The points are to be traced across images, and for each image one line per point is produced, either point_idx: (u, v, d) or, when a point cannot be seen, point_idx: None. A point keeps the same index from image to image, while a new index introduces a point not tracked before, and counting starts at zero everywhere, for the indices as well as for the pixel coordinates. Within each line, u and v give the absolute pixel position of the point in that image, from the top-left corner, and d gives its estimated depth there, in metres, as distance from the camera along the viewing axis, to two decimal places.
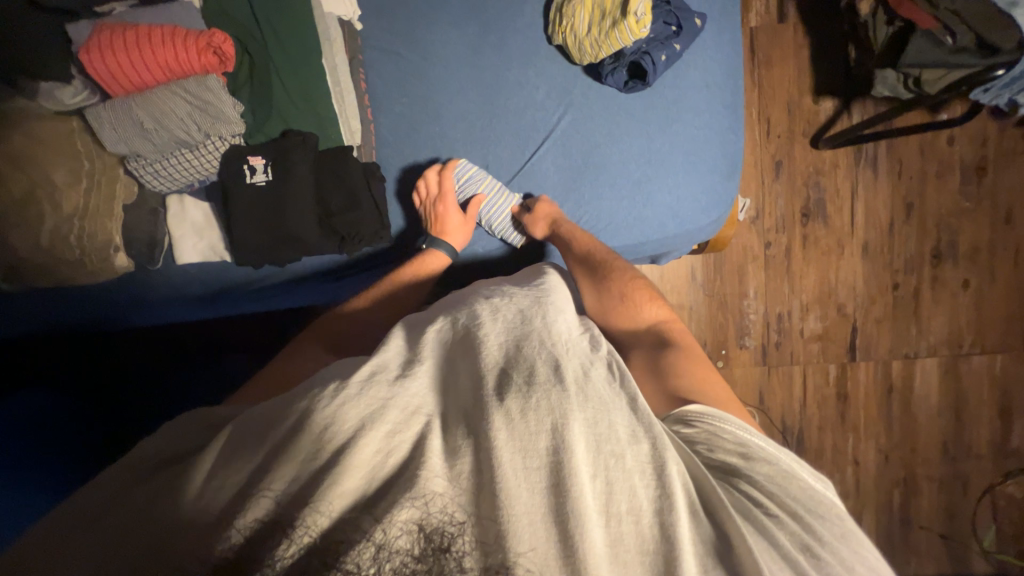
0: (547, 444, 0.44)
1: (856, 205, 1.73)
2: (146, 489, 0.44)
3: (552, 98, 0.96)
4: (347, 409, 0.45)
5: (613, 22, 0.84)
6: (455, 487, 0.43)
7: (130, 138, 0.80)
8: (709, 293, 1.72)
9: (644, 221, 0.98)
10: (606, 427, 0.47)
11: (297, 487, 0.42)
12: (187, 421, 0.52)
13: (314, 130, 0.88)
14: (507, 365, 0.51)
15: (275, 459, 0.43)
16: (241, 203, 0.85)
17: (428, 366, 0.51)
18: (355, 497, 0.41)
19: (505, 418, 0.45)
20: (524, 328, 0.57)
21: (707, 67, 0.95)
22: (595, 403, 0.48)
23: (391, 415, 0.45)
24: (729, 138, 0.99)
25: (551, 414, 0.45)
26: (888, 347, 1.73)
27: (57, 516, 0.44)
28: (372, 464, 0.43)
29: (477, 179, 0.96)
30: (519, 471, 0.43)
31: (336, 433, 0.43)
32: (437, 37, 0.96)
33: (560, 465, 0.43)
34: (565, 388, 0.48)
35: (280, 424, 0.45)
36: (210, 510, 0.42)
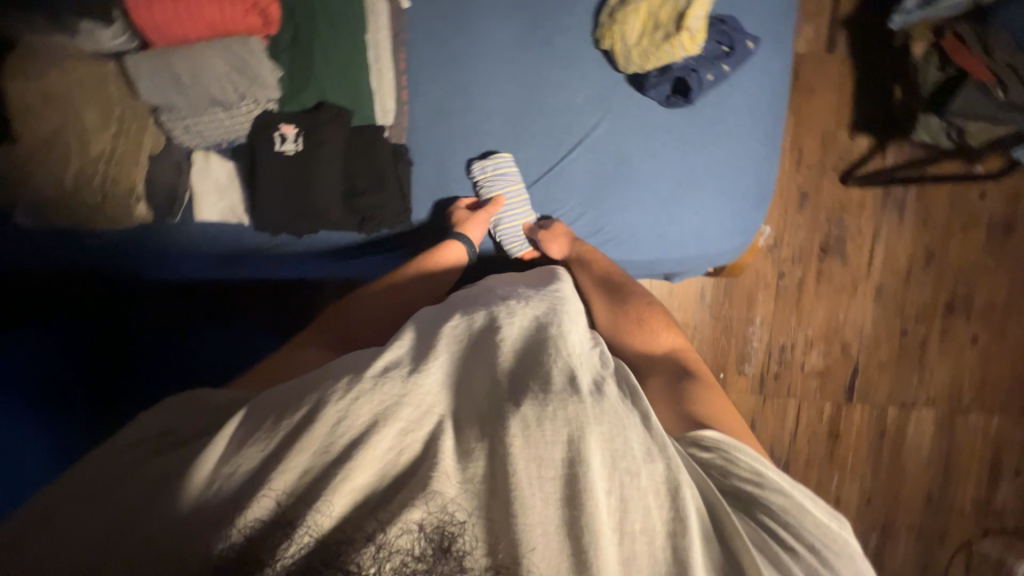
0: (564, 454, 0.44)
1: (876, 246, 1.71)
2: (151, 474, 0.45)
3: (591, 103, 0.94)
4: (361, 404, 0.45)
5: (665, 35, 0.85)
6: (467, 490, 0.43)
7: (168, 91, 0.80)
8: (716, 315, 1.71)
9: (666, 239, 0.97)
10: (622, 443, 0.47)
11: (309, 479, 0.42)
12: (195, 398, 0.54)
13: (349, 105, 0.87)
14: (524, 373, 0.51)
15: (285, 450, 0.43)
16: (268, 170, 0.84)
17: (442, 362, 0.51)
18: (362, 494, 0.42)
19: (522, 425, 0.46)
20: (539, 334, 0.57)
21: (753, 92, 0.93)
22: (611, 417, 0.48)
23: (404, 413, 0.45)
24: (765, 167, 0.97)
25: (568, 425, 0.46)
26: (887, 393, 1.72)
27: (69, 482, 0.45)
28: (383, 462, 0.43)
29: (507, 180, 0.94)
30: (534, 479, 0.43)
31: (348, 427, 0.44)
32: (483, 25, 0.94)
33: (575, 477, 0.43)
34: (581, 398, 0.48)
35: (291, 413, 0.45)
36: (217, 498, 0.42)
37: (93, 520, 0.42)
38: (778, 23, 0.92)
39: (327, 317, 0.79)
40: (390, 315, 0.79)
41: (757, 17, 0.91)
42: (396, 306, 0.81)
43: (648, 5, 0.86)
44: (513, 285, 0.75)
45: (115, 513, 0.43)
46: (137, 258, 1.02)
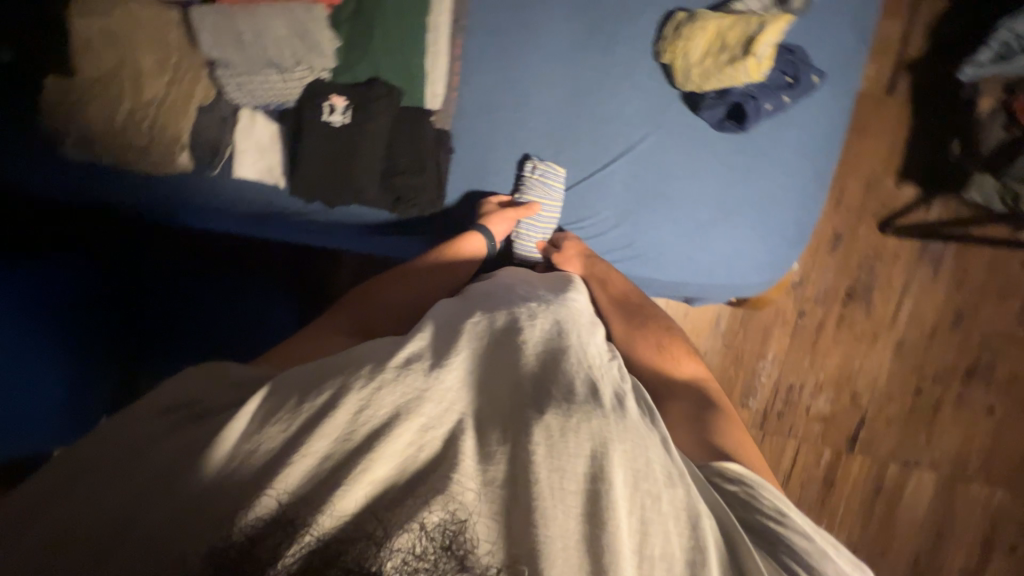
0: (587, 468, 0.45)
1: (904, 300, 1.66)
2: (176, 446, 0.46)
3: (640, 116, 0.93)
4: (383, 394, 0.46)
5: (729, 59, 0.83)
6: (487, 494, 0.44)
7: (227, 45, 0.80)
8: (728, 344, 1.69)
9: (695, 264, 0.95)
10: (643, 462, 0.47)
11: (329, 465, 0.43)
12: (209, 372, 0.54)
13: (400, 85, 0.87)
14: (547, 380, 0.52)
15: (306, 433, 0.44)
16: (313, 139, 0.85)
17: (464, 360, 0.52)
18: (380, 487, 0.43)
19: (545, 433, 0.46)
20: (561, 341, 0.58)
21: (809, 127, 0.91)
22: (633, 435, 0.49)
23: (427, 408, 0.46)
24: (809, 205, 0.94)
25: (591, 439, 0.47)
26: (890, 449, 1.69)
27: (87, 448, 0.46)
28: (404, 456, 0.44)
29: (544, 189, 0.93)
30: (556, 489, 0.44)
31: (370, 417, 0.45)
32: (543, 22, 0.93)
33: (598, 492, 0.44)
34: (604, 413, 0.49)
35: (313, 396, 0.46)
36: (237, 474, 0.43)
37: (110, 491, 0.43)
38: (847, 60, 0.89)
39: (348, 299, 0.76)
40: (409, 301, 0.77)
41: (825, 51, 0.89)
42: (417, 292, 0.79)
43: (716, 25, 0.84)
44: (532, 287, 0.76)
45: (132, 484, 0.43)
46: (172, 205, 1.04)
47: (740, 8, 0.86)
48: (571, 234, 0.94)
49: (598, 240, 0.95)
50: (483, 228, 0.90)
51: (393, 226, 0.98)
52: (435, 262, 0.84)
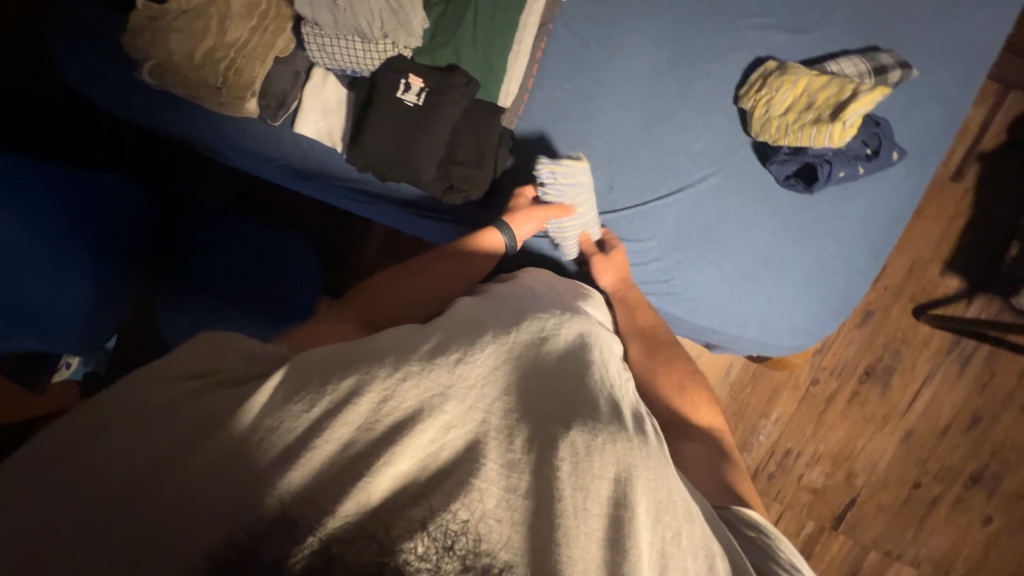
0: (610, 490, 0.46)
1: (923, 391, 1.62)
2: (194, 412, 0.44)
3: (707, 156, 0.91)
4: (409, 387, 0.46)
5: (814, 119, 0.81)
6: (508, 504, 0.43)
7: (319, 8, 0.80)
8: (734, 394, 1.67)
9: (729, 313, 0.94)
10: (665, 494, 0.48)
11: (353, 451, 0.42)
12: (216, 340, 0.52)
13: (477, 77, 0.86)
14: (571, 396, 0.52)
15: (330, 417, 0.43)
16: (383, 114, 0.85)
17: (489, 361, 0.51)
18: (401, 481, 0.43)
19: (571, 451, 0.46)
20: (583, 357, 0.57)
21: (875, 201, 0.88)
22: (656, 465, 0.50)
23: (452, 408, 0.46)
24: (859, 277, 0.92)
25: (616, 464, 0.47)
26: (874, 536, 1.65)
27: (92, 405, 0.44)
28: (425, 454, 0.44)
29: (572, 188, 0.88)
30: (579, 509, 0.44)
31: (395, 407, 0.45)
32: (631, 43, 0.92)
33: (621, 518, 0.44)
34: (629, 438, 0.50)
35: (338, 378, 0.46)
36: (258, 451, 0.42)
37: (119, 457, 0.41)
38: (929, 142, 0.87)
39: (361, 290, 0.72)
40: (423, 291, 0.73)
41: (908, 129, 0.86)
42: (432, 282, 0.74)
43: (808, 81, 0.82)
44: (556, 293, 0.75)
45: (139, 449, 0.41)
46: (229, 145, 1.04)
47: (833, 70, 0.84)
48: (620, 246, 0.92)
49: (638, 269, 0.93)
50: (501, 224, 0.85)
51: (438, 211, 0.98)
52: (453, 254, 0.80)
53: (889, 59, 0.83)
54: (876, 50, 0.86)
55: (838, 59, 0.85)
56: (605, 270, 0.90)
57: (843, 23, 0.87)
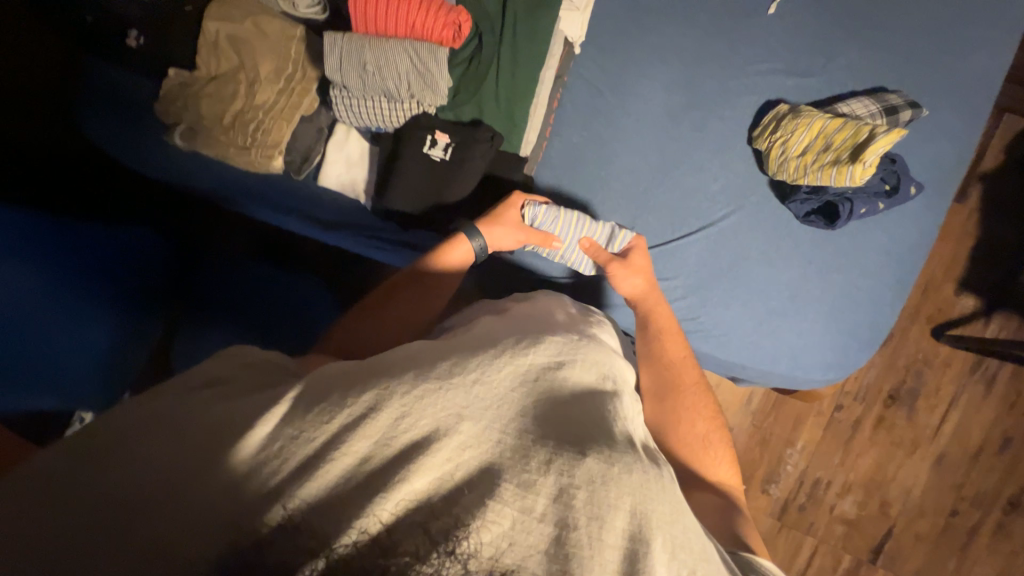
0: (627, 524, 0.43)
1: (950, 413, 1.59)
2: (201, 423, 0.43)
3: (725, 195, 0.94)
4: (427, 403, 0.44)
5: (834, 160, 0.83)
6: (524, 526, 0.41)
7: (349, 73, 0.83)
8: (756, 424, 1.63)
9: (759, 349, 0.93)
10: (680, 531, 0.47)
11: (369, 466, 0.41)
12: (232, 355, 0.52)
13: (501, 130, 0.89)
14: (587, 421, 0.49)
15: (349, 431, 0.42)
16: (410, 163, 0.89)
17: (507, 377, 0.49)
18: (416, 501, 0.40)
19: (587, 478, 0.44)
20: (599, 384, 0.55)
21: (896, 233, 0.90)
22: (671, 501, 0.48)
23: (469, 427, 0.44)
24: (886, 310, 0.92)
25: (634, 496, 0.45)
26: (915, 568, 1.59)
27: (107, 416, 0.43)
28: (441, 473, 0.42)
29: (550, 221, 0.89)
30: (595, 540, 0.41)
31: (412, 424, 0.43)
32: (643, 90, 0.96)
33: (638, 553, 0.42)
34: (646, 469, 0.48)
35: (358, 393, 0.44)
36: (267, 472, 0.40)
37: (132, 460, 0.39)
38: (941, 175, 0.89)
39: (355, 315, 0.70)
40: (415, 321, 0.71)
41: (921, 164, 0.89)
42: (422, 311, 0.73)
43: (823, 123, 0.84)
44: (568, 316, 0.74)
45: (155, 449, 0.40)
46: (251, 193, 1.04)
47: (845, 111, 0.87)
48: (636, 249, 0.88)
49: None
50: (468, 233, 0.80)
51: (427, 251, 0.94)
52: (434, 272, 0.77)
53: (898, 99, 0.86)
54: (884, 91, 0.89)
55: (848, 100, 0.88)
56: (626, 276, 0.87)
57: (848, 66, 0.91)
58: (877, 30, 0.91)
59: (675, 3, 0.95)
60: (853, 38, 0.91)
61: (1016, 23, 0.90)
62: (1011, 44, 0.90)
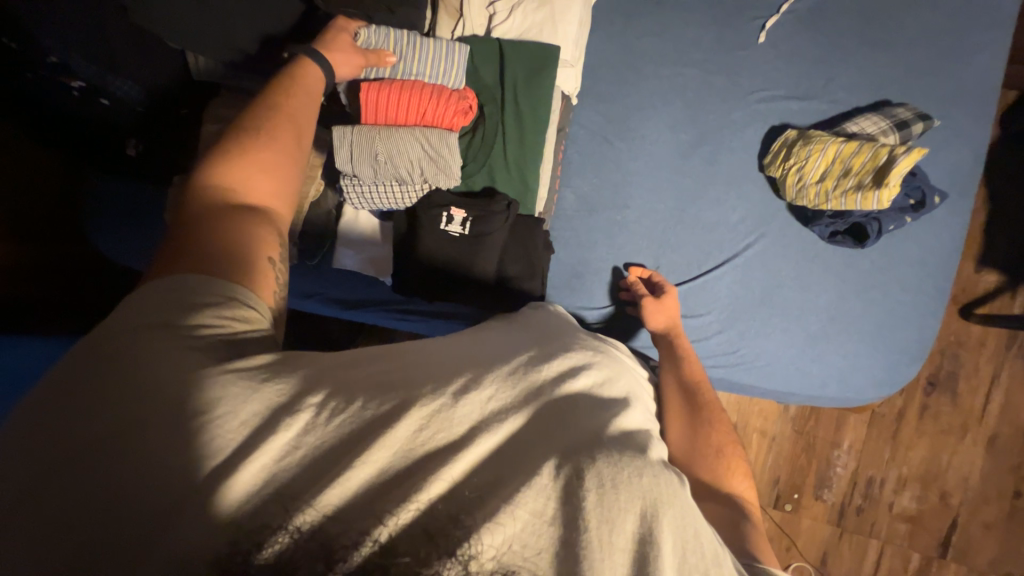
0: (635, 527, 0.43)
1: (994, 392, 1.55)
2: (156, 395, 0.42)
3: (746, 224, 0.93)
4: (443, 419, 0.44)
5: (856, 185, 0.82)
6: (535, 529, 0.41)
7: (359, 163, 0.82)
8: (798, 430, 1.58)
9: (806, 374, 0.91)
10: (692, 534, 0.45)
11: (384, 477, 0.41)
12: (164, 282, 0.50)
13: (515, 197, 0.88)
14: (595, 428, 0.50)
15: (367, 441, 0.42)
16: (428, 242, 0.88)
17: (519, 388, 0.50)
18: (426, 504, 0.40)
19: (597, 481, 0.44)
20: (613, 398, 0.57)
21: (923, 241, 0.89)
22: (686, 508, 0.46)
23: (489, 439, 0.45)
24: (927, 320, 0.90)
25: (643, 500, 0.44)
26: (987, 557, 1.53)
27: (68, 367, 0.44)
28: (453, 481, 0.42)
29: (383, 39, 0.80)
30: (605, 543, 0.41)
31: (429, 437, 0.43)
32: (647, 130, 0.96)
33: (647, 558, 0.41)
34: (657, 477, 0.47)
35: (377, 402, 0.45)
36: (278, 476, 0.40)
37: (150, 435, 0.40)
38: (959, 178, 0.89)
39: (226, 140, 0.61)
40: (297, 157, 0.65)
41: (935, 170, 0.89)
42: (303, 119, 0.67)
43: (837, 147, 0.84)
44: (577, 325, 0.74)
45: (173, 426, 0.41)
46: None
47: (855, 130, 0.87)
48: (670, 290, 0.89)
49: (703, 343, 0.92)
50: (313, 53, 0.71)
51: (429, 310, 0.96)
52: (293, 96, 0.67)
53: (907, 113, 0.86)
54: (889, 105, 0.90)
55: (856, 119, 0.88)
56: (657, 312, 0.87)
57: (848, 84, 0.92)
58: (869, 47, 0.92)
59: (665, 43, 0.96)
60: (846, 57, 0.92)
61: (1008, 21, 0.91)
62: (1005, 41, 0.90)
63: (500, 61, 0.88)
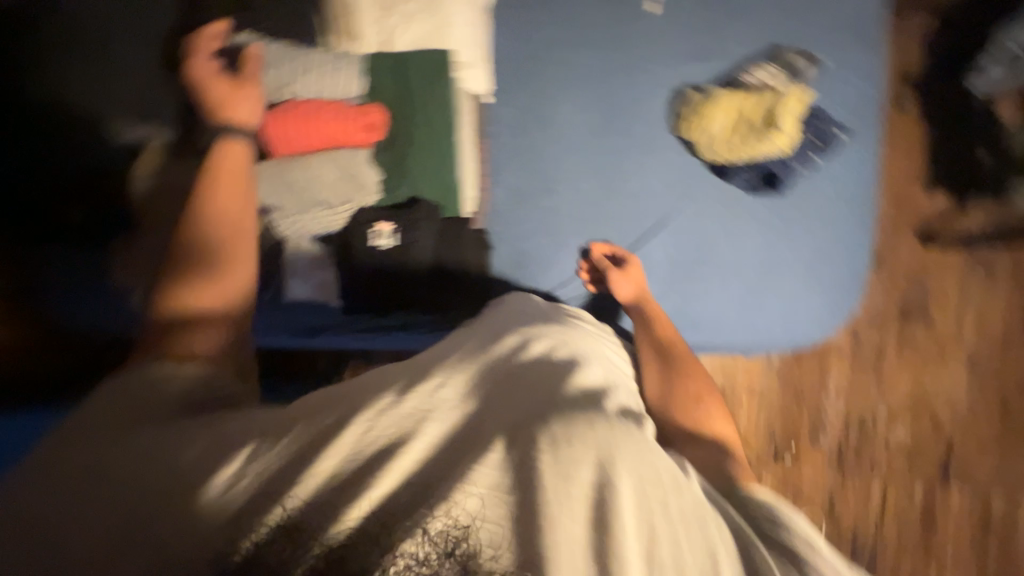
0: (592, 476, 0.45)
1: (967, 309, 1.45)
2: (142, 450, 0.51)
3: (668, 189, 0.95)
4: (388, 417, 0.49)
5: (753, 133, 0.88)
6: (491, 497, 0.45)
7: (282, 195, 0.89)
8: (786, 382, 1.50)
9: (751, 324, 0.94)
10: (649, 468, 0.48)
11: (342, 478, 0.46)
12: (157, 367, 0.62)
13: (439, 200, 0.92)
14: (546, 392, 0.52)
15: (317, 451, 0.47)
16: (364, 259, 0.93)
17: (463, 376, 0.54)
18: (384, 495, 0.45)
19: (549, 441, 0.47)
20: (568, 359, 0.59)
21: (841, 177, 0.92)
22: (639, 444, 0.49)
23: (433, 429, 0.49)
24: (857, 252, 0.93)
25: (597, 447, 0.47)
26: (988, 472, 1.47)
27: (70, 445, 0.54)
28: (407, 472, 0.46)
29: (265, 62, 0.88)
30: (560, 494, 0.44)
31: (376, 435, 0.48)
32: (559, 110, 0.97)
33: (603, 499, 0.44)
34: (610, 423, 0.49)
35: (329, 416, 0.50)
36: (243, 492, 0.46)
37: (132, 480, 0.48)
38: (861, 111, 0.92)
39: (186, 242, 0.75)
40: (242, 237, 0.79)
41: (834, 108, 0.92)
42: (237, 201, 0.79)
43: (731, 101, 0.89)
44: (542, 306, 0.76)
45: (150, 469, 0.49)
46: None
47: (751, 80, 0.91)
48: (633, 257, 0.92)
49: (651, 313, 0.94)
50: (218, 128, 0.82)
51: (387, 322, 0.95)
52: (217, 183, 0.80)
53: (794, 56, 0.91)
54: (779, 49, 0.93)
55: (751, 69, 0.92)
56: (622, 283, 0.90)
57: (743, 38, 0.94)
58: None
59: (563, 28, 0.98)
60: (737, 13, 0.94)
61: None
62: None
63: (400, 74, 0.90)
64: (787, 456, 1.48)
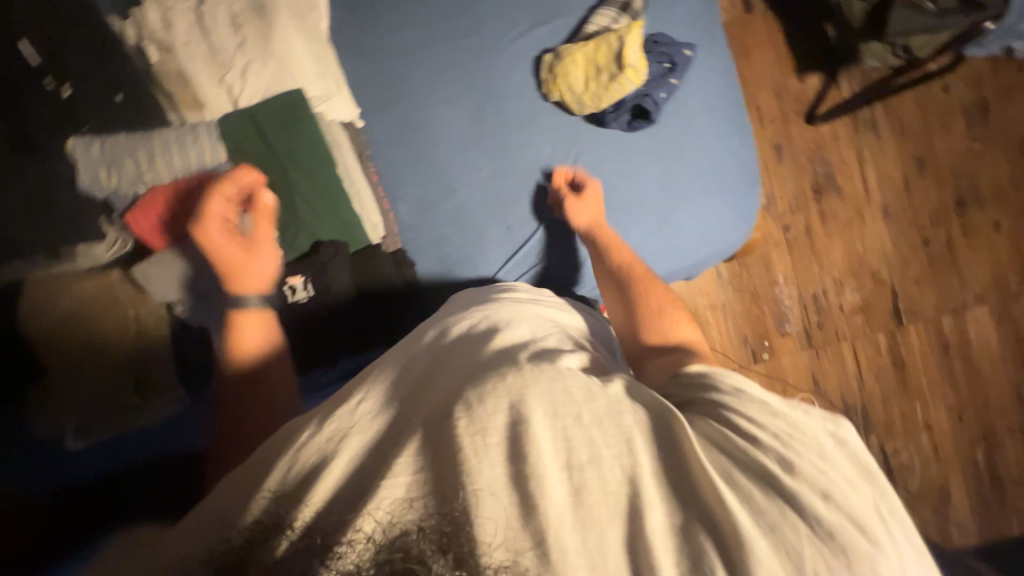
0: (505, 417, 0.48)
1: (866, 170, 1.56)
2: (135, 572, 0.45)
3: (558, 151, 0.97)
4: (310, 445, 0.48)
5: (610, 76, 0.90)
6: (416, 474, 0.46)
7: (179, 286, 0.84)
8: (739, 287, 1.56)
9: (673, 249, 0.98)
10: (561, 391, 0.50)
11: (272, 513, 0.44)
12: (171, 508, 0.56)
13: (344, 237, 0.91)
14: (462, 367, 0.55)
15: (248, 496, 0.46)
16: (289, 320, 0.89)
17: (381, 381, 0.55)
18: (317, 512, 0.44)
19: (463, 405, 0.48)
20: (486, 334, 0.62)
21: (704, 91, 0.98)
22: (549, 374, 0.52)
23: (356, 440, 0.48)
24: (741, 153, 1.00)
25: (507, 392, 0.49)
26: (933, 303, 1.55)
27: None
28: (335, 485, 0.45)
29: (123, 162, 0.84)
30: (478, 447, 0.46)
31: (301, 462, 0.47)
32: (433, 112, 0.98)
33: (517, 433, 0.46)
34: (519, 369, 0.52)
35: (258, 460, 0.50)
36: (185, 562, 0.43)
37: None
38: (700, 27, 0.99)
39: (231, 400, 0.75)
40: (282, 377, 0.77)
41: (676, 32, 0.98)
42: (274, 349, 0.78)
43: (584, 53, 0.92)
44: (471, 297, 0.78)
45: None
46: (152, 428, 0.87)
47: (594, 29, 0.95)
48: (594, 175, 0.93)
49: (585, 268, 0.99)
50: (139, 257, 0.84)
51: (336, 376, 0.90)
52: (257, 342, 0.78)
53: None
54: None
55: (592, 18, 0.96)
56: (580, 209, 0.91)
57: None
58: None
59: (409, 34, 0.98)
60: None
61: None
62: None
63: (256, 127, 0.87)
64: (764, 354, 1.53)
